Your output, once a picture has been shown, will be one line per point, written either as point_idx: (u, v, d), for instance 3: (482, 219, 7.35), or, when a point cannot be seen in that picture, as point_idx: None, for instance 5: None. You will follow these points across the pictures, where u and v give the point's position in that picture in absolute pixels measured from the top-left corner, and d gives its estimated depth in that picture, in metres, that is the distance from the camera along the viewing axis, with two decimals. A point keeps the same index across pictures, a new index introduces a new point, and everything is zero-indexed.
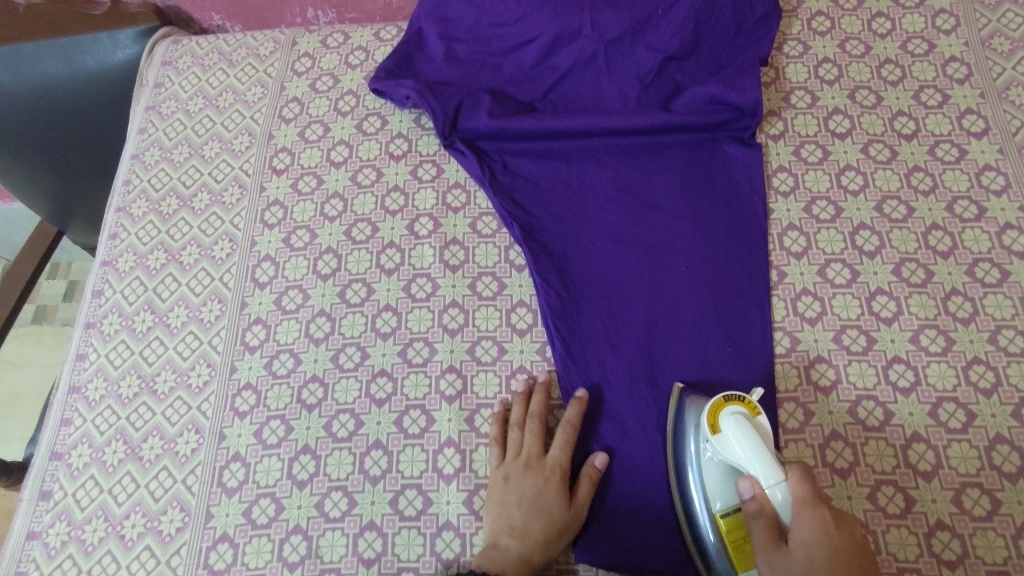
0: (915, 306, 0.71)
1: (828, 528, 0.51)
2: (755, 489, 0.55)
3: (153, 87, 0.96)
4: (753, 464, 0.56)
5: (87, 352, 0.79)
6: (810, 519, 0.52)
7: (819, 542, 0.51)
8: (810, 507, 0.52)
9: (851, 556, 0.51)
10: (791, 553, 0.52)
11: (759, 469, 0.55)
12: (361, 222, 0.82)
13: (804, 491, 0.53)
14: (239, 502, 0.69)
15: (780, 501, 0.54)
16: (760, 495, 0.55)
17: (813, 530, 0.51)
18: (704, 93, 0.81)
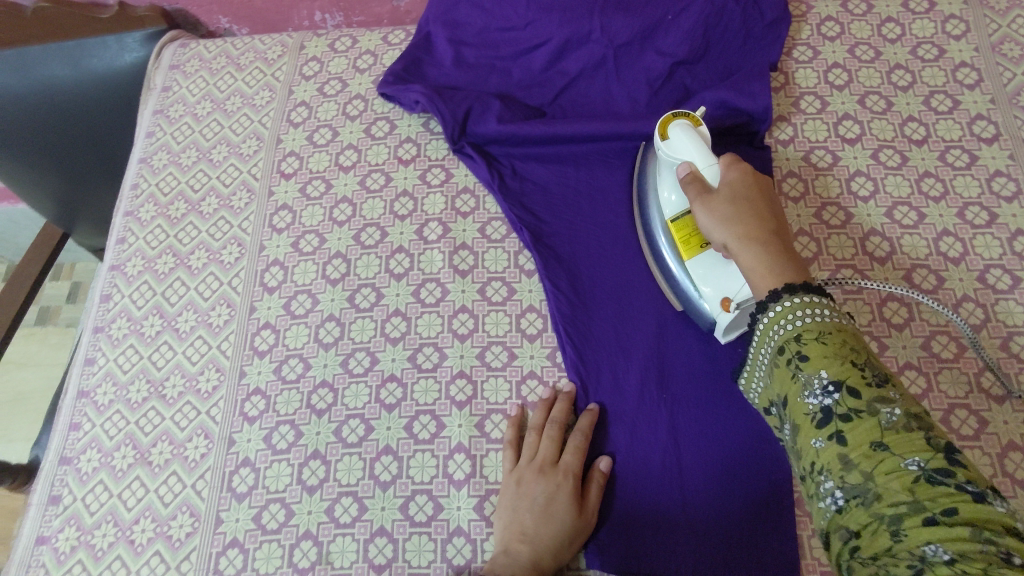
0: (926, 312, 0.71)
1: (743, 176, 0.63)
2: (691, 171, 0.64)
3: (160, 91, 0.96)
4: (692, 152, 0.65)
5: (96, 356, 0.79)
6: (731, 170, 0.63)
7: (730, 186, 0.62)
8: (730, 165, 0.63)
9: (760, 204, 0.61)
10: (715, 197, 0.61)
11: (696, 157, 0.65)
12: (370, 227, 0.82)
13: (727, 159, 0.64)
14: (249, 507, 0.69)
15: (710, 173, 0.63)
16: (695, 172, 0.64)
17: (728, 178, 0.63)
18: (715, 98, 0.80)
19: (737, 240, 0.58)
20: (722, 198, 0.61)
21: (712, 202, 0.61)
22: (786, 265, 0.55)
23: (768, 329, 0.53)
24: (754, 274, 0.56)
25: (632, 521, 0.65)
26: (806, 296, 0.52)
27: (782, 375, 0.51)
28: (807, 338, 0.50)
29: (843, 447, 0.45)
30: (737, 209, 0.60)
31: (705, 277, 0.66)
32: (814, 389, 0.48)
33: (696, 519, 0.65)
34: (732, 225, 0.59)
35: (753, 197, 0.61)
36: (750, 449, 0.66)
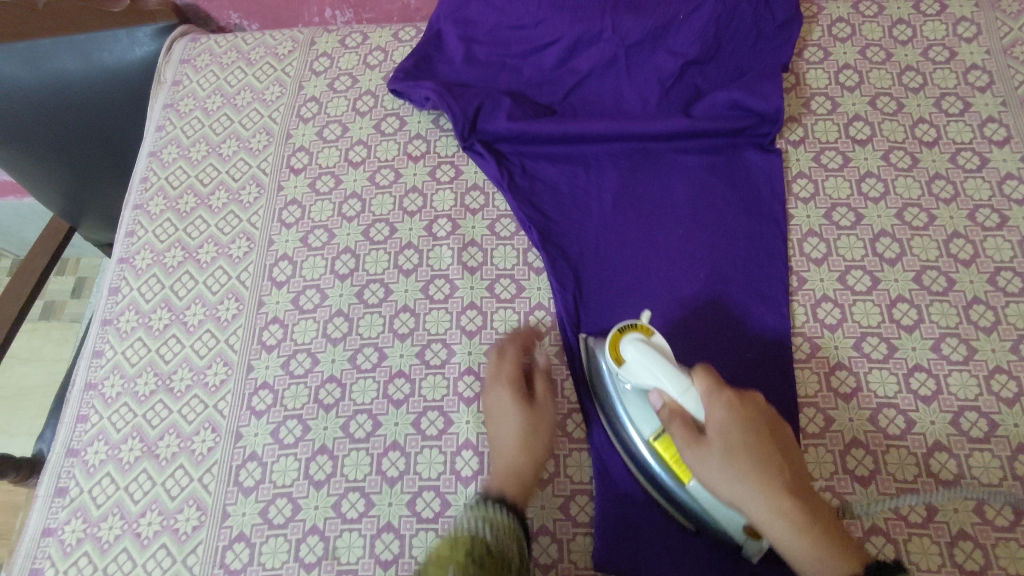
0: (936, 314, 0.71)
1: (735, 409, 0.58)
2: (668, 403, 0.60)
3: (171, 85, 0.96)
4: (660, 379, 0.59)
5: (104, 349, 0.79)
6: (716, 405, 0.57)
7: (729, 425, 0.57)
8: (714, 397, 0.58)
9: (756, 429, 0.57)
10: (708, 444, 0.57)
11: (662, 383, 0.59)
12: (379, 223, 0.82)
13: (705, 380, 0.59)
14: (256, 501, 0.69)
15: (692, 403, 0.58)
16: (673, 406, 0.59)
17: (722, 416, 0.57)
18: (726, 99, 0.81)
19: (758, 489, 0.54)
20: (715, 441, 0.57)
21: (708, 455, 0.56)
22: (830, 538, 0.52)
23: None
24: (789, 551, 0.52)
25: (638, 525, 0.64)
26: (884, 572, 0.48)
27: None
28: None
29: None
30: (748, 464, 0.55)
31: (715, 508, 0.59)
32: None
33: None
34: (761, 491, 0.54)
35: (748, 430, 0.57)
36: None
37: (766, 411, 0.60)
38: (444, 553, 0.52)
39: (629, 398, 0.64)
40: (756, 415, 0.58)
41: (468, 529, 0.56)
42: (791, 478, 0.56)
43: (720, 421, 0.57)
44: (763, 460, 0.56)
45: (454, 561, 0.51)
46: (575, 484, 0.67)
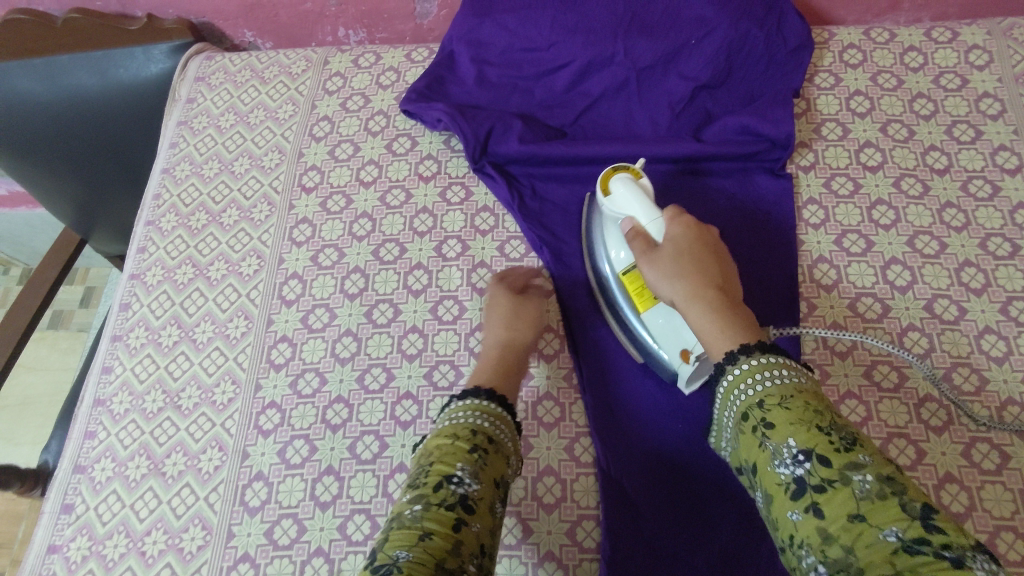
0: (947, 343, 0.70)
1: (690, 228, 0.60)
2: (635, 226, 0.64)
3: (185, 103, 0.97)
4: (634, 207, 0.64)
5: (113, 365, 0.79)
6: (675, 223, 0.61)
7: (682, 240, 0.60)
8: (678, 218, 0.61)
9: (708, 249, 0.59)
10: (661, 251, 0.60)
11: (637, 212, 0.64)
12: (389, 242, 0.82)
13: (674, 211, 0.62)
14: (261, 521, 0.69)
15: (657, 228, 0.62)
16: (639, 228, 0.63)
17: (678, 229, 0.60)
18: (736, 123, 0.81)
19: (688, 300, 0.57)
20: (667, 248, 0.60)
21: (655, 255, 0.60)
22: (738, 323, 0.54)
23: (731, 390, 0.52)
24: (702, 329, 0.55)
25: (646, 551, 0.64)
26: (769, 357, 0.50)
27: (745, 437, 0.50)
28: (771, 405, 0.48)
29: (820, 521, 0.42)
30: (688, 266, 0.58)
31: (661, 332, 0.66)
32: (785, 457, 0.46)
33: (718, 530, 0.64)
34: (691, 278, 0.57)
35: (698, 245, 0.59)
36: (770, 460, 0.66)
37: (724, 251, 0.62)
38: (446, 448, 0.55)
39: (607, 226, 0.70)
40: (714, 241, 0.61)
41: (465, 424, 0.57)
42: (721, 288, 0.57)
43: (676, 235, 0.60)
44: (705, 267, 0.58)
45: (459, 456, 0.54)
46: (582, 510, 0.67)
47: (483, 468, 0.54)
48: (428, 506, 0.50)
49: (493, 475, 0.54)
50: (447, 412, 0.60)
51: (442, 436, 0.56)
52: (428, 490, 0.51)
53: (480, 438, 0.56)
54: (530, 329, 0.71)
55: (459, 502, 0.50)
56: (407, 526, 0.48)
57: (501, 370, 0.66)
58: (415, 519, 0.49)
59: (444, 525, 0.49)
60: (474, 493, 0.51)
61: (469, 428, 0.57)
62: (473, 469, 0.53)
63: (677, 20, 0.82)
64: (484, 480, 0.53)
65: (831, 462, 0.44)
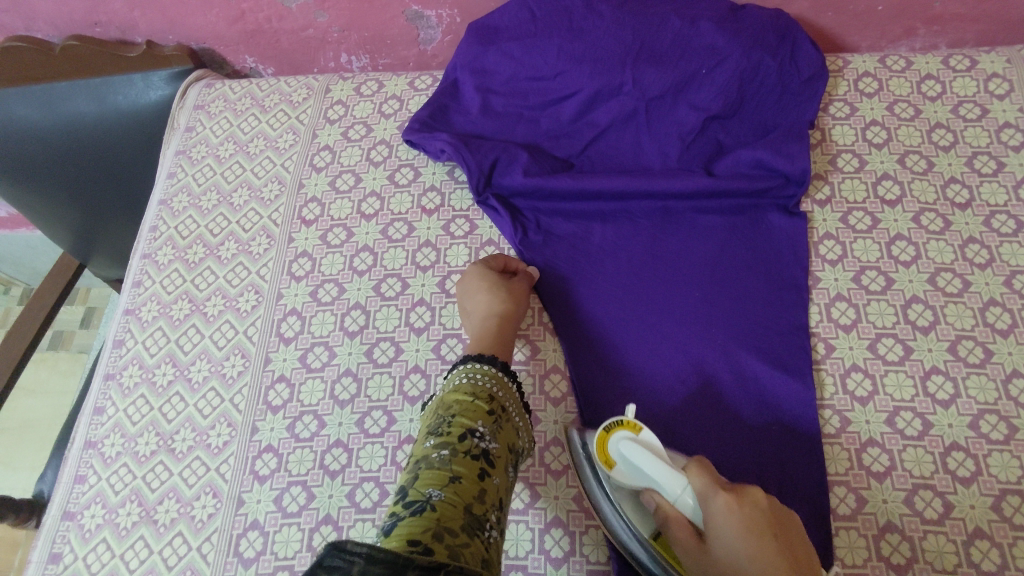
0: (973, 388, 0.67)
1: (735, 506, 0.54)
2: (663, 508, 0.58)
3: (184, 131, 0.95)
4: (652, 474, 0.59)
5: (105, 406, 0.77)
6: (715, 502, 0.55)
7: (731, 525, 0.54)
8: (712, 495, 0.55)
9: (761, 528, 0.54)
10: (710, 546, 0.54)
11: (657, 480, 0.59)
12: (391, 277, 0.80)
13: (706, 476, 0.57)
14: (256, 574, 0.66)
15: (691, 504, 0.57)
16: (668, 509, 0.58)
17: (721, 505, 0.54)
18: (750, 157, 0.78)
19: None
20: (717, 550, 0.54)
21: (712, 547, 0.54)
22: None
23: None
24: None
25: None
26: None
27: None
28: None
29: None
30: (756, 545, 0.53)
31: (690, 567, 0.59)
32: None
33: None
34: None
35: (755, 517, 0.54)
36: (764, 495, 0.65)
37: (772, 502, 0.56)
38: (467, 405, 0.59)
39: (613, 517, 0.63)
40: (766, 505, 0.55)
41: (486, 387, 0.61)
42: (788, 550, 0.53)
43: (724, 521, 0.54)
44: (763, 534, 0.53)
45: (480, 414, 0.58)
46: (591, 565, 0.64)
47: (500, 430, 0.58)
48: (455, 452, 0.53)
49: (508, 439, 0.58)
50: (461, 370, 0.63)
51: (461, 394, 0.60)
52: (453, 439, 0.55)
53: (497, 402, 0.60)
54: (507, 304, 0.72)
55: (483, 454, 0.54)
56: (436, 467, 0.52)
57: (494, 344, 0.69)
58: (445, 463, 0.52)
59: (471, 472, 0.52)
60: (493, 451, 0.56)
61: (487, 391, 0.60)
62: (492, 429, 0.57)
63: (687, 49, 0.80)
64: (501, 441, 0.57)
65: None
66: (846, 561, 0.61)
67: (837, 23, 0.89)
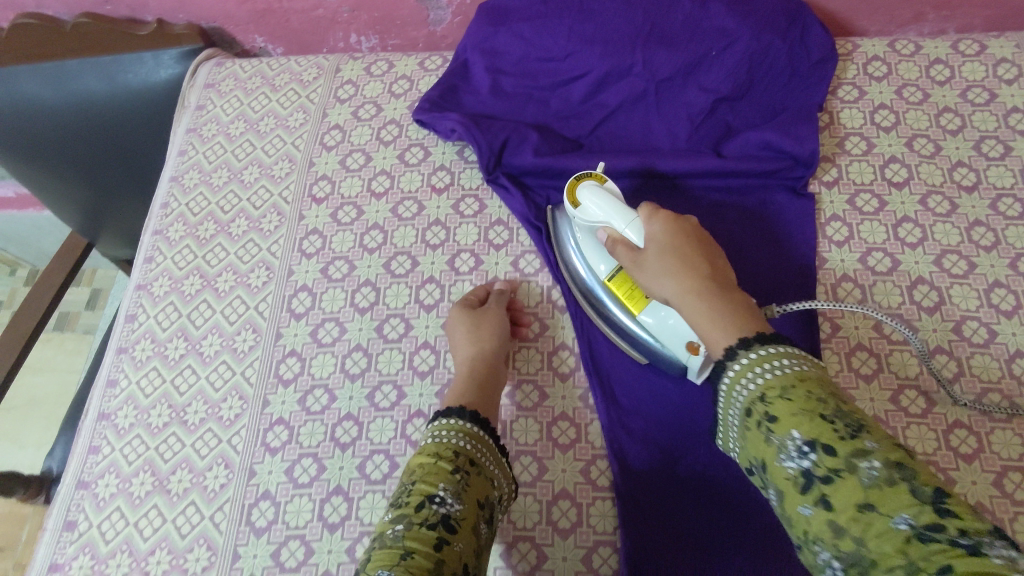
0: (977, 367, 0.68)
1: (671, 226, 0.61)
2: (612, 234, 0.65)
3: (195, 109, 0.96)
4: (604, 215, 0.65)
5: (118, 378, 0.78)
6: (653, 223, 0.62)
7: (660, 237, 0.61)
8: (651, 216, 0.62)
9: (688, 243, 0.60)
10: (643, 258, 0.61)
11: (610, 217, 0.65)
12: (401, 255, 0.81)
13: (645, 211, 0.63)
14: (268, 543, 0.67)
15: (634, 233, 0.63)
16: (618, 237, 0.64)
17: (655, 227, 0.61)
18: (759, 139, 0.79)
19: (687, 300, 0.57)
20: (649, 251, 0.61)
21: (643, 265, 0.61)
22: (735, 319, 0.54)
23: (733, 391, 0.51)
24: (704, 326, 0.55)
25: None
26: (768, 346, 0.51)
27: (754, 435, 0.49)
28: (772, 398, 0.48)
29: (831, 512, 0.43)
30: (675, 261, 0.59)
31: (663, 331, 0.66)
32: (789, 449, 0.46)
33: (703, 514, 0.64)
34: (676, 277, 0.58)
35: (683, 243, 0.60)
36: None
37: (709, 238, 0.63)
38: (428, 468, 0.56)
39: (586, 240, 0.71)
40: (695, 236, 0.62)
41: (452, 444, 0.58)
42: (713, 268, 0.59)
43: (657, 234, 0.61)
44: (693, 257, 0.59)
45: (442, 476, 0.55)
46: (598, 535, 0.65)
47: (466, 488, 0.55)
48: (411, 525, 0.51)
49: (477, 495, 0.55)
50: (430, 430, 0.61)
51: (425, 455, 0.58)
52: (410, 510, 0.52)
53: (463, 458, 0.57)
54: (469, 349, 0.70)
55: (442, 521, 0.52)
56: (389, 545, 0.50)
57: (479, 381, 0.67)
58: (398, 538, 0.50)
59: (427, 544, 0.50)
60: (456, 514, 0.53)
61: (453, 448, 0.58)
62: (455, 489, 0.54)
63: (697, 30, 0.80)
64: (466, 500, 0.54)
65: (834, 450, 0.44)
66: None
67: (847, 7, 0.89)
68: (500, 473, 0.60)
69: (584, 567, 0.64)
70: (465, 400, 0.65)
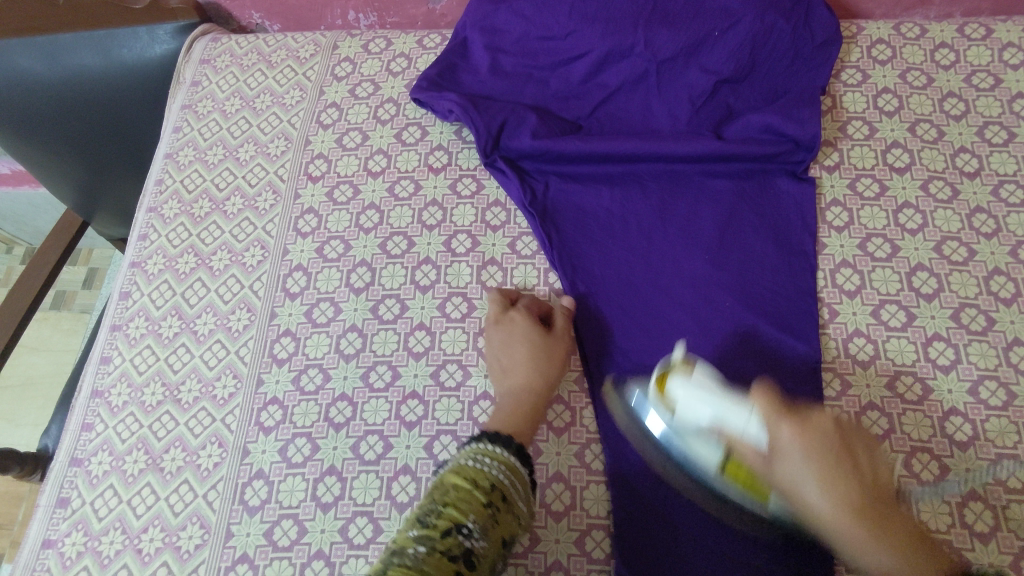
0: (974, 355, 0.68)
1: (808, 434, 0.48)
2: (724, 432, 0.53)
3: (189, 86, 0.94)
4: (707, 413, 0.54)
5: (112, 356, 0.77)
6: (780, 429, 0.48)
7: (802, 458, 0.47)
8: (776, 417, 0.48)
9: (840, 458, 0.48)
10: (781, 451, 0.48)
11: (720, 411, 0.53)
12: (397, 236, 0.80)
13: (764, 393, 0.50)
14: (261, 522, 0.67)
15: (756, 430, 0.50)
16: (734, 437, 0.52)
17: (788, 437, 0.48)
18: (760, 122, 0.78)
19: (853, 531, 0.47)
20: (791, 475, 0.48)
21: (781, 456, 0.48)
22: (867, 537, 0.46)
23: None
24: (872, 558, 0.47)
25: (656, 570, 0.62)
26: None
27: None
28: None
29: None
30: (830, 470, 0.47)
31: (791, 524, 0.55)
32: None
33: None
34: (833, 497, 0.47)
35: (829, 447, 0.48)
36: None
37: (845, 426, 0.50)
38: (463, 493, 0.53)
39: (674, 448, 0.59)
40: (834, 425, 0.49)
41: (492, 474, 0.56)
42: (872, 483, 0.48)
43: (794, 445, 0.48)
44: (849, 475, 0.47)
45: (474, 507, 0.53)
46: (591, 518, 0.65)
47: (493, 525, 0.53)
48: (433, 551, 0.48)
49: (502, 533, 0.53)
50: (469, 449, 0.59)
51: (462, 476, 0.55)
52: (436, 533, 0.50)
53: (497, 492, 0.55)
54: (529, 377, 0.67)
55: (464, 555, 0.49)
56: (407, 566, 0.47)
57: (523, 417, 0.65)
58: (417, 561, 0.47)
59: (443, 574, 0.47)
60: (478, 550, 0.50)
61: (491, 478, 0.56)
62: (483, 524, 0.52)
63: (700, 11, 0.79)
64: (491, 538, 0.52)
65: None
66: None
67: None
68: (525, 512, 0.58)
69: (576, 549, 0.64)
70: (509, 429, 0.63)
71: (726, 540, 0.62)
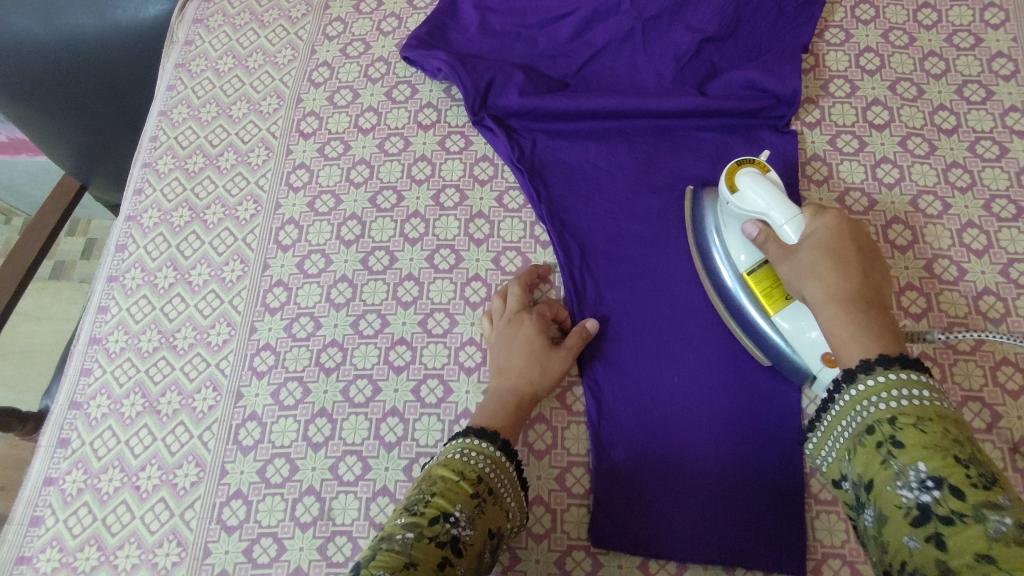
0: (945, 303, 0.70)
1: (830, 224, 0.57)
2: (761, 228, 0.62)
3: (183, 45, 0.96)
4: (761, 204, 0.62)
5: (109, 305, 0.79)
6: (815, 221, 0.58)
7: (820, 238, 0.56)
8: (816, 213, 0.58)
9: (847, 251, 0.55)
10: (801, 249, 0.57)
11: (768, 208, 0.62)
12: (387, 190, 0.82)
13: (810, 208, 0.60)
14: (254, 460, 0.69)
15: (793, 230, 0.59)
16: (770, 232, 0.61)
17: (819, 227, 0.57)
18: (743, 78, 0.79)
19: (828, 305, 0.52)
20: (809, 244, 0.57)
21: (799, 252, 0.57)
22: (880, 333, 0.50)
23: (857, 408, 0.48)
24: (838, 334, 0.51)
25: (632, 511, 0.64)
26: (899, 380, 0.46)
27: (865, 452, 0.46)
28: (903, 425, 0.44)
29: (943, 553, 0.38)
30: (827, 257, 0.55)
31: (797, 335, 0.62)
32: (909, 480, 0.42)
33: (675, 430, 0.67)
34: (826, 276, 0.54)
35: (840, 239, 0.56)
36: (733, 384, 0.68)
37: (875, 251, 0.58)
38: (450, 483, 0.54)
39: (730, 225, 0.67)
40: (861, 233, 0.58)
41: (478, 467, 0.57)
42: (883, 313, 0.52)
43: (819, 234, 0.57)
44: (853, 265, 0.54)
45: (461, 496, 0.53)
46: (572, 457, 0.67)
47: (480, 515, 0.53)
48: (420, 536, 0.50)
49: (489, 524, 0.54)
50: (457, 443, 0.59)
51: (449, 468, 0.56)
52: (423, 520, 0.51)
53: (484, 483, 0.56)
54: (521, 381, 0.66)
55: (450, 541, 0.50)
56: (395, 550, 0.48)
57: (505, 419, 0.64)
58: (405, 546, 0.49)
59: (431, 559, 0.48)
60: (465, 538, 0.51)
61: (477, 470, 0.56)
62: (470, 513, 0.53)
63: None
64: (479, 527, 0.53)
65: (964, 492, 0.39)
66: (811, 457, 0.65)
67: None
68: (514, 507, 0.58)
69: (556, 485, 0.66)
70: (486, 422, 0.63)
71: (700, 479, 0.65)
